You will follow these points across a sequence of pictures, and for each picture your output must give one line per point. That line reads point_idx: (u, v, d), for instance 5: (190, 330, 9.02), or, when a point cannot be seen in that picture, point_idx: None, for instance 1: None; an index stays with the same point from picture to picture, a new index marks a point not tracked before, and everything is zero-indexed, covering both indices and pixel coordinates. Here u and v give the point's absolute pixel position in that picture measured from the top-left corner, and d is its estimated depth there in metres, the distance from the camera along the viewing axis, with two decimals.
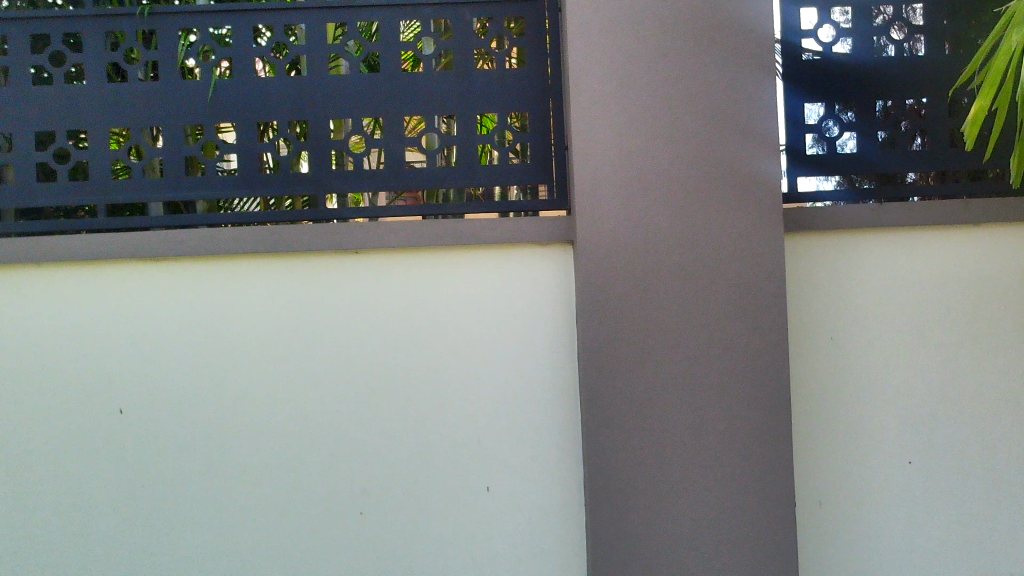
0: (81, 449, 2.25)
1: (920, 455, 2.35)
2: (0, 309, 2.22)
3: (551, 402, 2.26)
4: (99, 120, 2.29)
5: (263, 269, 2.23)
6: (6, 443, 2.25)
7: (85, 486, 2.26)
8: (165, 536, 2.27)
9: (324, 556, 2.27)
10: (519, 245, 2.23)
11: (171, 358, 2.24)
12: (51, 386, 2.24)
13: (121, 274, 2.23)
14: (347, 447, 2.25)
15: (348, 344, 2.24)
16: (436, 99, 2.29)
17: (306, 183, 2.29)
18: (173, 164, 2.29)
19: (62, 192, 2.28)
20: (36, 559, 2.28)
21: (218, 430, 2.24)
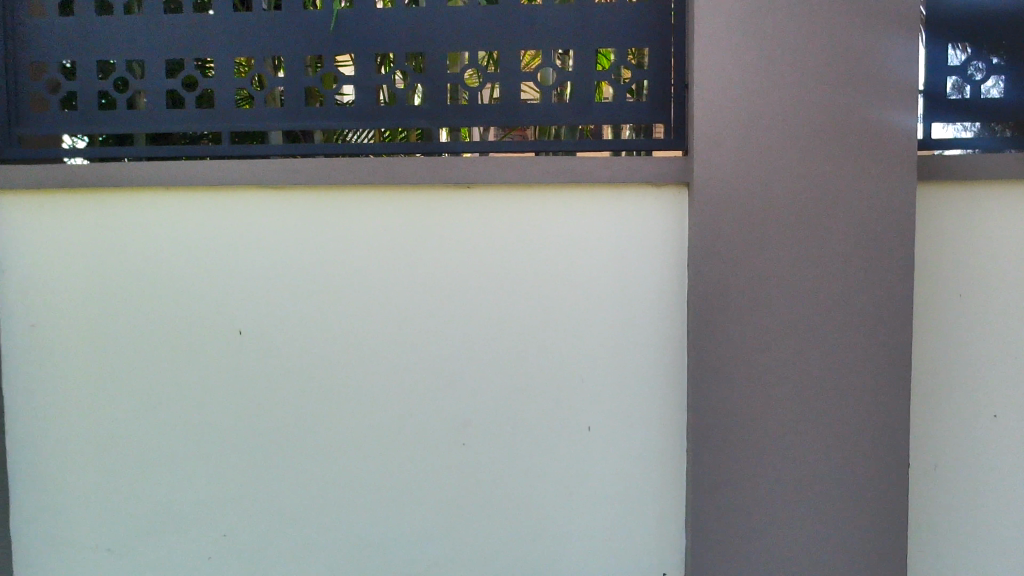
0: (201, 368, 2.33)
1: (1011, 409, 2.22)
2: (131, 229, 2.31)
3: (657, 346, 2.24)
4: (226, 49, 2.34)
5: (377, 200, 2.26)
6: (132, 359, 2.34)
7: (203, 403, 2.34)
8: (275, 457, 2.35)
9: (426, 483, 2.33)
10: (632, 185, 2.19)
11: (288, 283, 2.30)
12: (174, 306, 2.32)
13: (241, 200, 2.28)
14: (452, 379, 2.29)
15: (458, 278, 2.26)
16: (554, 33, 2.25)
17: (421, 116, 2.30)
18: (294, 94, 2.34)
19: (189, 120, 2.36)
20: (154, 471, 2.38)
21: (329, 356, 2.31)
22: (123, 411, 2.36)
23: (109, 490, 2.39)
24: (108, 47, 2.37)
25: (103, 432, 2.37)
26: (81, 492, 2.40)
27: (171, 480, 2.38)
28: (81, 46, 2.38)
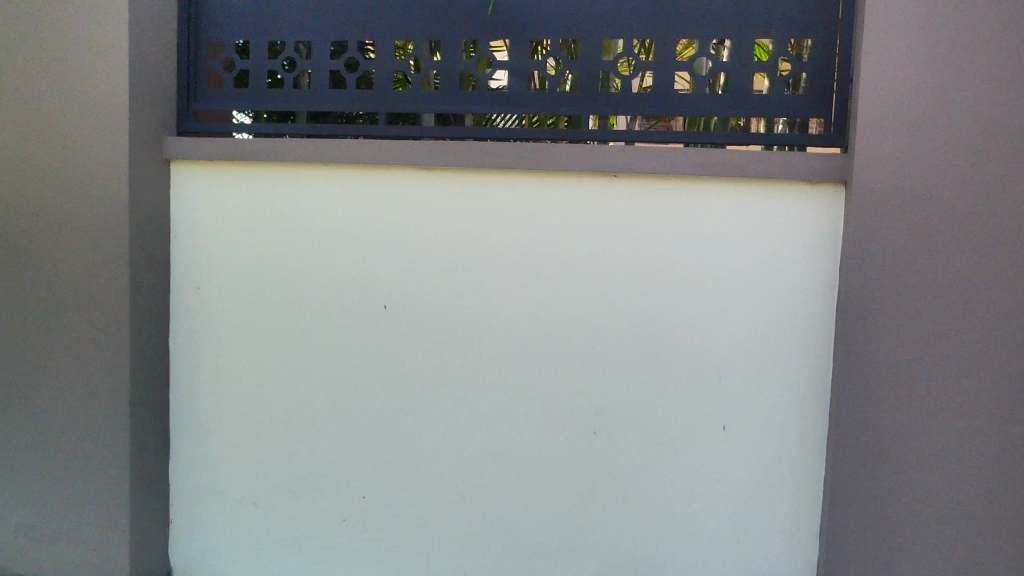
0: (345, 339, 2.43)
1: None
2: (290, 203, 2.43)
3: (801, 350, 2.17)
4: (387, 32, 2.42)
5: (524, 185, 2.28)
6: (282, 326, 2.46)
7: (348, 374, 2.44)
8: (409, 430, 2.42)
9: (555, 469, 2.35)
10: (785, 180, 2.12)
11: (432, 263, 2.36)
12: (324, 278, 2.43)
13: (393, 179, 2.36)
14: (587, 367, 2.29)
15: (600, 267, 2.26)
16: (712, 23, 2.21)
17: (572, 103, 2.31)
18: (449, 77, 2.39)
19: (348, 100, 2.46)
20: (295, 434, 2.49)
21: (468, 336, 2.36)
22: (271, 375, 2.49)
23: (258, 450, 2.53)
24: (280, 29, 2.50)
25: (255, 395, 2.51)
26: (230, 448, 2.55)
27: (312, 446, 2.49)
28: (255, 28, 2.52)
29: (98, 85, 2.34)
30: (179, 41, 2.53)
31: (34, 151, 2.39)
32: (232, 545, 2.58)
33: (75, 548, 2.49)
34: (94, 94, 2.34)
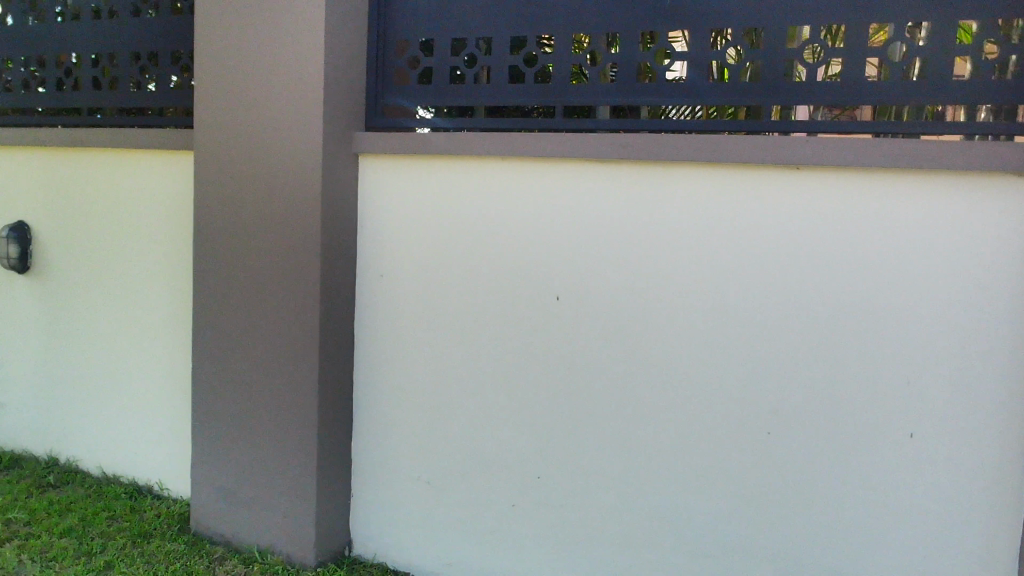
0: (517, 328, 2.48)
1: None
2: (468, 195, 2.51)
3: (1002, 357, 2.02)
4: (566, 26, 2.45)
5: (700, 178, 2.25)
6: (457, 314, 2.55)
7: (520, 363, 2.49)
8: (577, 421, 2.44)
9: (725, 468, 2.30)
10: (988, 173, 1.98)
11: (604, 255, 2.37)
12: (499, 268, 2.49)
13: (567, 172, 2.39)
14: (762, 366, 2.23)
15: (778, 262, 2.19)
16: (910, 5, 2.08)
17: (753, 93, 2.25)
18: (627, 70, 2.39)
19: (526, 94, 2.51)
20: (467, 419, 2.58)
21: (639, 329, 2.35)
22: (447, 361, 2.58)
23: (433, 433, 2.63)
24: (462, 26, 2.58)
25: (432, 380, 2.61)
26: (406, 429, 2.67)
27: (483, 430, 2.56)
28: (439, 26, 2.61)
29: (298, 83, 2.51)
30: (370, 43, 2.67)
31: (245, 148, 2.63)
32: (406, 521, 2.71)
33: (268, 514, 2.69)
34: (295, 94, 2.52)
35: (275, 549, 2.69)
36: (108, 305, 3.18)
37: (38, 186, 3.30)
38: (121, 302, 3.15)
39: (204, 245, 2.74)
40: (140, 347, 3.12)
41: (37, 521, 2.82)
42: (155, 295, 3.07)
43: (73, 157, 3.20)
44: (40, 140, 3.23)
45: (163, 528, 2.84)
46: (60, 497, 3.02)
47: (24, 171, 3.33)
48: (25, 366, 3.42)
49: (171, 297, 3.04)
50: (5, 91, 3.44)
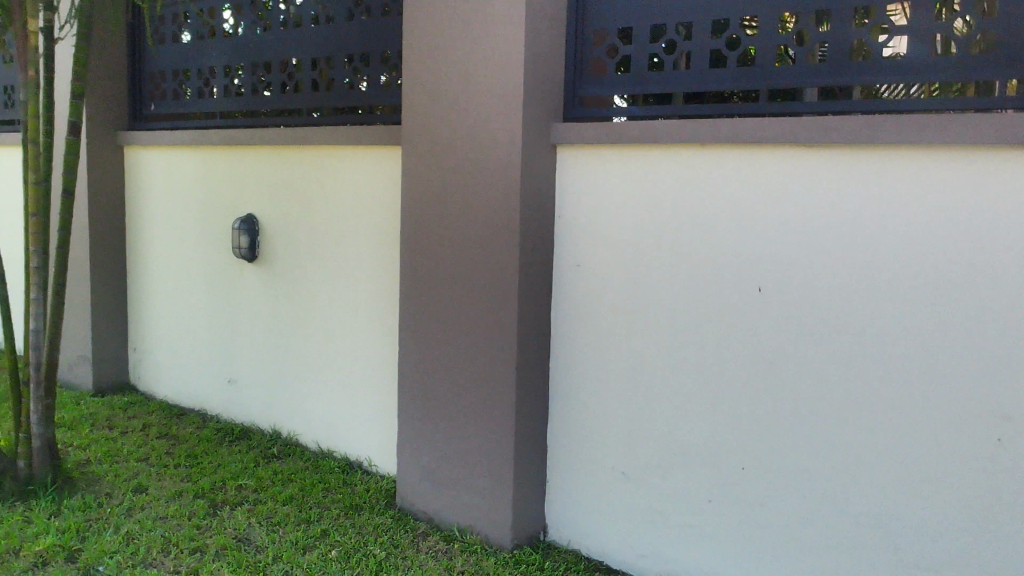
0: (715, 320, 2.42)
1: None
2: (666, 184, 2.47)
3: None
4: (772, 5, 2.35)
5: (919, 162, 2.08)
6: (654, 305, 2.52)
7: (719, 355, 2.42)
8: (778, 418, 2.34)
9: (943, 477, 2.11)
10: None
11: (810, 245, 2.25)
12: (696, 259, 2.43)
13: (770, 158, 2.29)
14: (989, 368, 2.03)
15: (1011, 253, 1.98)
16: None
17: (984, 67, 2.05)
18: (838, 49, 2.25)
19: (726, 78, 2.43)
20: (662, 411, 2.54)
21: (847, 324, 2.21)
22: (642, 352, 2.56)
23: (628, 424, 2.62)
24: (662, 11, 2.54)
25: (627, 369, 2.60)
26: (601, 418, 2.67)
27: (678, 424, 2.52)
28: (638, 13, 2.59)
29: (499, 77, 2.57)
30: (568, 34, 2.69)
31: (448, 141, 2.73)
32: (599, 510, 2.71)
33: (466, 495, 2.79)
34: (495, 87, 2.58)
35: (473, 529, 2.78)
36: (324, 291, 3.42)
37: (265, 182, 3.60)
38: (335, 289, 3.37)
39: (410, 236, 2.88)
40: (353, 332, 3.33)
41: (264, 489, 3.08)
42: (366, 283, 3.26)
43: (295, 154, 3.46)
44: (267, 140, 3.52)
45: (372, 503, 3.01)
46: (282, 468, 3.28)
47: (253, 169, 3.64)
48: (254, 348, 3.75)
49: (380, 285, 3.22)
50: (237, 95, 3.77)
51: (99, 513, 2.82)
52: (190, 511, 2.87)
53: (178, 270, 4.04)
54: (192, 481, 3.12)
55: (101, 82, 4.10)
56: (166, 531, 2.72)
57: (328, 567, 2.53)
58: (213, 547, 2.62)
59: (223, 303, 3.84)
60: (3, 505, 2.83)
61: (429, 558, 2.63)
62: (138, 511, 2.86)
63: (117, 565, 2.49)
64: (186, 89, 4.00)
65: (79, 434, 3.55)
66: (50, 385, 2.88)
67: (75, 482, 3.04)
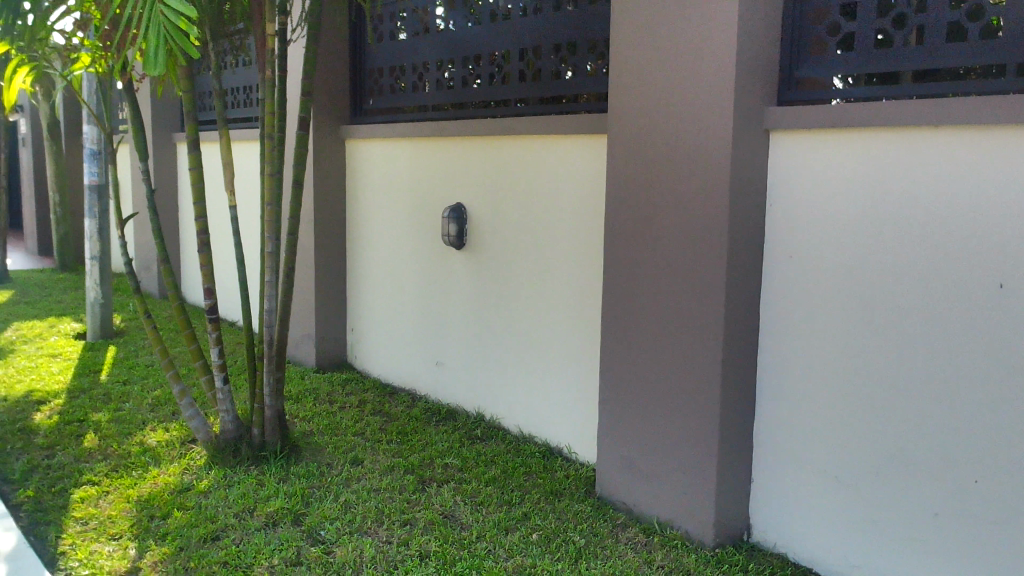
0: (943, 320, 2.20)
1: None
2: (891, 170, 2.29)
3: None
4: None
5: None
6: (874, 301, 2.34)
7: (946, 359, 2.20)
8: (1014, 432, 2.09)
9: None
10: None
11: None
12: (924, 253, 2.22)
13: (1015, 140, 2.05)
14: None
15: None
16: None
17: None
18: None
19: (965, 53, 2.20)
20: (879, 415, 2.36)
21: None
22: (859, 351, 2.39)
23: (841, 426, 2.45)
24: None
25: (841, 368, 2.44)
26: (811, 420, 2.53)
27: (897, 431, 2.32)
28: None
29: (709, 62, 2.49)
30: (787, 13, 2.56)
31: (656, 130, 2.68)
32: (808, 516, 2.57)
33: (667, 490, 2.74)
34: (705, 72, 2.51)
35: (673, 523, 2.73)
36: (529, 279, 3.48)
37: (474, 172, 3.72)
38: (539, 277, 3.43)
39: (614, 225, 2.87)
40: (555, 319, 3.37)
41: (469, 468, 3.19)
42: (570, 272, 3.29)
43: (503, 145, 3.55)
44: (476, 131, 3.63)
45: (572, 489, 3.04)
46: (486, 449, 3.38)
47: (463, 160, 3.77)
48: (460, 332, 3.89)
49: (583, 274, 3.23)
50: (448, 88, 3.91)
51: (321, 481, 3.04)
52: (401, 485, 3.03)
53: (391, 256, 4.27)
54: (403, 457, 3.28)
55: (327, 80, 4.39)
56: (380, 502, 2.88)
57: (529, 549, 2.58)
58: (422, 521, 2.75)
59: (433, 289, 4.01)
60: (240, 467, 3.11)
61: (628, 550, 2.61)
62: (355, 481, 3.06)
63: (337, 531, 2.67)
64: (402, 83, 4.19)
65: (305, 407, 3.84)
66: (281, 361, 3.13)
67: (301, 451, 3.29)
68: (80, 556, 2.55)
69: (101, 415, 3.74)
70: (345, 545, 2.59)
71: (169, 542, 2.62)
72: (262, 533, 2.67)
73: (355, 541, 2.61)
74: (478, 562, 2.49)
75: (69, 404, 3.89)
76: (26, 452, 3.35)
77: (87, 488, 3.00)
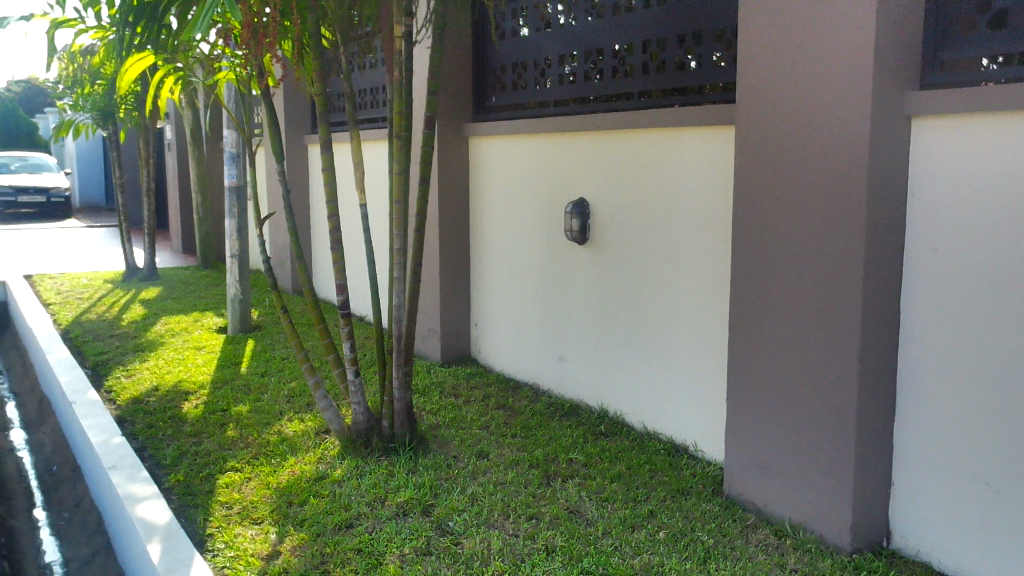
0: None
1: None
2: None
3: None
4: None
5: None
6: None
7: None
8: None
9: None
10: None
11: None
12: None
13: None
14: None
15: None
16: None
17: None
18: None
19: None
20: None
21: None
22: (1010, 349, 2.24)
23: (991, 428, 2.30)
24: None
25: (991, 367, 2.29)
26: (957, 422, 2.39)
27: None
28: None
29: (845, 46, 2.39)
30: None
31: (786, 119, 2.60)
32: (954, 523, 2.43)
33: (799, 491, 2.65)
34: (840, 57, 2.41)
35: (806, 526, 2.64)
36: (653, 274, 3.44)
37: (596, 166, 3.70)
38: (664, 271, 3.38)
39: (741, 219, 2.79)
40: (681, 315, 3.32)
41: (594, 464, 3.18)
42: (696, 266, 3.23)
43: (626, 139, 3.52)
44: (598, 125, 3.61)
45: (699, 488, 2.99)
46: (611, 445, 3.37)
47: (585, 155, 3.76)
48: (583, 328, 3.88)
49: (710, 268, 3.17)
50: (571, 83, 3.90)
51: (448, 473, 3.10)
52: (527, 479, 3.05)
53: (514, 252, 4.30)
54: (528, 451, 3.31)
55: (451, 79, 4.47)
56: (506, 495, 2.91)
57: (656, 547, 2.55)
58: (548, 515, 2.76)
59: (555, 284, 4.02)
60: (372, 457, 3.21)
61: (759, 551, 2.55)
62: (481, 474, 3.10)
63: (464, 522, 2.72)
64: (524, 80, 4.22)
65: (431, 400, 3.93)
66: (409, 355, 3.21)
67: (429, 443, 3.37)
68: (225, 538, 2.70)
69: (242, 405, 3.94)
70: (473, 536, 2.63)
71: (306, 527, 2.73)
72: (394, 522, 2.75)
73: (482, 533, 2.65)
74: (605, 558, 2.48)
75: (213, 394, 4.12)
76: (176, 438, 3.57)
77: (231, 474, 3.17)
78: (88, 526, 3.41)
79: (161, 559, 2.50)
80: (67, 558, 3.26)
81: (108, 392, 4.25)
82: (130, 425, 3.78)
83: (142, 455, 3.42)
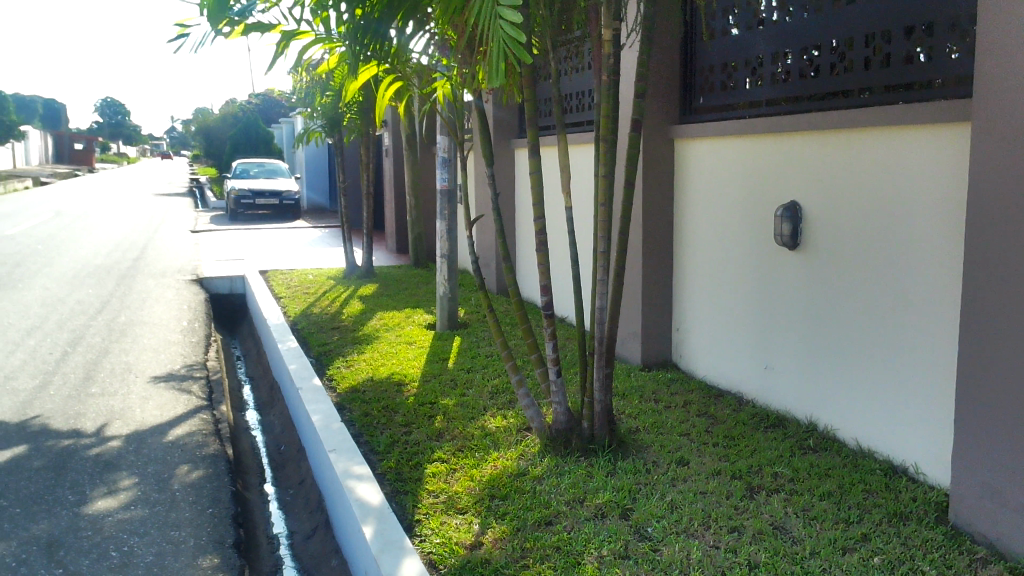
0: None
1: None
2: None
3: None
4: None
5: None
6: None
7: None
8: None
9: None
10: None
11: None
12: None
13: None
14: None
15: None
16: None
17: None
18: None
19: None
20: None
21: None
22: None
23: None
24: None
25: None
26: None
27: None
28: None
29: None
30: None
31: None
32: None
33: None
34: None
35: None
36: (874, 282, 3.22)
37: (812, 168, 3.52)
38: (884, 279, 3.17)
39: (975, 224, 2.56)
40: (903, 327, 3.09)
41: (802, 480, 3.03)
42: (923, 273, 2.99)
43: (844, 139, 3.33)
44: (814, 124, 3.44)
45: (919, 514, 2.77)
46: (820, 461, 3.20)
47: (798, 156, 3.60)
48: (793, 337, 3.70)
49: (939, 277, 2.93)
50: (785, 82, 3.75)
51: (647, 479, 3.07)
52: (729, 490, 2.97)
53: (719, 256, 4.19)
54: (731, 462, 3.21)
55: (658, 81, 4.43)
56: (707, 505, 2.84)
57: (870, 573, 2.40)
58: (751, 529, 2.67)
59: (764, 290, 3.87)
60: (571, 457, 3.25)
61: None
62: (681, 482, 3.05)
63: (663, 529, 2.69)
64: (734, 79, 4.10)
65: (631, 404, 3.91)
66: (611, 357, 3.20)
67: (628, 447, 3.34)
68: (432, 525, 2.82)
69: (449, 398, 4.11)
70: (672, 544, 2.60)
71: (507, 521, 2.81)
72: (592, 523, 2.76)
73: (682, 542, 2.60)
74: None
75: (422, 387, 4.33)
76: (390, 427, 3.79)
77: (439, 465, 3.31)
78: (310, 503, 3.70)
79: (374, 539, 2.66)
80: (291, 532, 3.62)
81: (330, 381, 4.58)
82: (349, 412, 4.05)
83: (358, 441, 3.66)
